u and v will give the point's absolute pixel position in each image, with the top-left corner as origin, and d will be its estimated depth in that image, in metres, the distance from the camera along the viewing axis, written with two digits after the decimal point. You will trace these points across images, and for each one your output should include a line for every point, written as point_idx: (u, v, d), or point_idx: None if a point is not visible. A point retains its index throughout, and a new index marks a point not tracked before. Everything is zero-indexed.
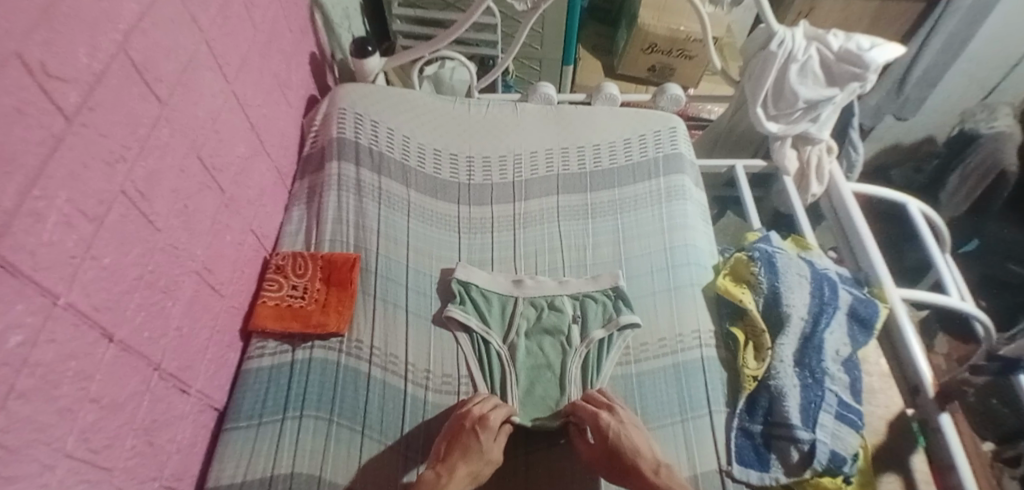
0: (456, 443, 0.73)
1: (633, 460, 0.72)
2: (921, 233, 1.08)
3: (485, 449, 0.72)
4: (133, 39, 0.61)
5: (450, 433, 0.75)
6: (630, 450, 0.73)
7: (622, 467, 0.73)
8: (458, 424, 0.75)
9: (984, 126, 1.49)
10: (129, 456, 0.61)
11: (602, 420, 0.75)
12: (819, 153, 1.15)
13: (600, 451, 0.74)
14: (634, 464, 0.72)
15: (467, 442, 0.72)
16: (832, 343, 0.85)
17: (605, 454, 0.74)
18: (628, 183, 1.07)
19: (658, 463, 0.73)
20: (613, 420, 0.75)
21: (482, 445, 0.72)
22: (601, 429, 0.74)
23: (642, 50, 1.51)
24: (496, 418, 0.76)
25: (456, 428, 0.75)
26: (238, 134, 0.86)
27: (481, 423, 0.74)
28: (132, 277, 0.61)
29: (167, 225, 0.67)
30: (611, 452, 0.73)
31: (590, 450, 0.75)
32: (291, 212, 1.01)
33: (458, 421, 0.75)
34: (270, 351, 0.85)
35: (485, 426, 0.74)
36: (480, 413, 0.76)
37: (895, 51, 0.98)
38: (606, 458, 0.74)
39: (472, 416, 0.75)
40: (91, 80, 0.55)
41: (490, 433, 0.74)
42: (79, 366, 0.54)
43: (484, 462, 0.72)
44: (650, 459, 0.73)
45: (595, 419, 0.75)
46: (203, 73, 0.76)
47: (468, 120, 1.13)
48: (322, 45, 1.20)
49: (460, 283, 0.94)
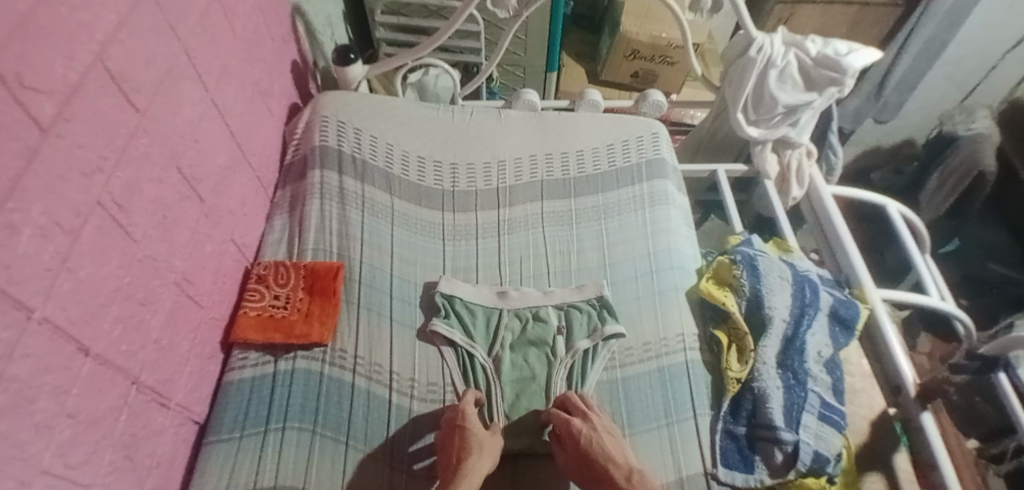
0: (456, 449, 0.73)
1: (606, 469, 0.73)
2: (900, 234, 1.09)
3: (484, 440, 0.75)
4: (110, 49, 0.60)
5: (451, 446, 0.74)
6: (601, 456, 0.73)
7: (594, 473, 0.73)
8: (448, 437, 0.76)
9: (962, 128, 1.51)
10: (108, 471, 0.60)
11: (573, 427, 0.75)
12: (799, 157, 1.16)
13: (575, 456, 0.75)
14: (606, 472, 0.73)
15: (470, 442, 0.73)
16: (814, 344, 0.87)
17: (582, 460, 0.74)
18: (612, 188, 1.07)
19: (631, 470, 0.73)
20: (586, 427, 0.75)
21: (479, 436, 0.74)
22: (574, 436, 0.75)
23: (625, 56, 1.52)
24: (468, 406, 0.79)
25: (454, 442, 0.74)
26: (218, 143, 0.85)
27: (464, 422, 0.76)
28: (109, 289, 0.60)
29: (145, 236, 0.67)
30: (585, 457, 0.74)
31: (567, 454, 0.76)
32: (273, 222, 1.00)
33: (451, 432, 0.76)
34: (251, 362, 0.84)
35: (470, 419, 0.77)
36: (460, 410, 0.78)
37: (871, 57, 1.01)
38: (579, 463, 0.74)
39: (454, 416, 0.78)
40: (66, 91, 0.54)
41: (478, 423, 0.77)
42: (55, 381, 0.53)
43: (489, 446, 0.75)
44: (623, 468, 0.73)
45: (566, 426, 0.76)
46: (182, 83, 0.75)
47: (452, 126, 1.13)
48: (304, 53, 1.19)
49: (444, 297, 0.93)
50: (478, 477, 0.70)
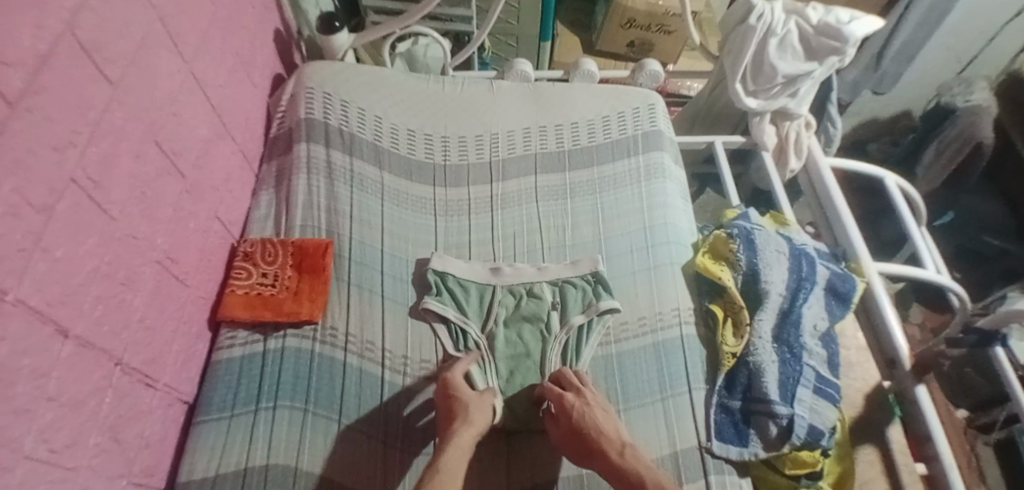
0: (450, 419, 0.72)
1: (598, 442, 0.72)
2: (897, 206, 1.08)
3: (473, 405, 0.74)
4: (80, 18, 0.57)
5: (442, 416, 0.74)
6: (594, 430, 0.73)
7: (586, 446, 0.73)
8: (438, 408, 0.75)
9: (960, 99, 1.48)
10: (94, 454, 0.59)
11: (566, 401, 0.75)
12: (797, 129, 1.14)
13: (567, 431, 0.74)
14: (600, 446, 0.72)
15: (462, 411, 0.73)
16: (810, 317, 0.86)
17: (573, 434, 0.74)
18: (607, 161, 1.05)
19: (623, 445, 0.72)
20: (579, 402, 0.75)
21: (468, 400, 0.74)
22: (567, 411, 0.74)
23: (621, 25, 1.47)
24: (461, 368, 0.79)
25: (446, 412, 0.74)
26: (198, 116, 0.82)
27: (452, 389, 0.76)
28: (88, 269, 0.58)
29: (124, 213, 0.64)
30: (576, 431, 0.73)
31: (560, 431, 0.75)
32: (259, 197, 0.98)
33: (441, 404, 0.75)
34: (240, 342, 0.82)
35: (458, 387, 0.76)
36: (447, 379, 0.77)
37: (873, 26, 0.98)
38: (573, 439, 0.74)
39: (443, 387, 0.77)
40: (34, 62, 0.51)
41: (468, 391, 0.76)
42: (34, 363, 0.51)
43: (479, 409, 0.74)
44: (616, 443, 0.72)
45: (560, 401, 0.76)
46: (159, 52, 0.72)
47: (442, 99, 1.10)
48: (288, 22, 1.15)
49: (437, 274, 0.91)
50: (467, 442, 0.69)
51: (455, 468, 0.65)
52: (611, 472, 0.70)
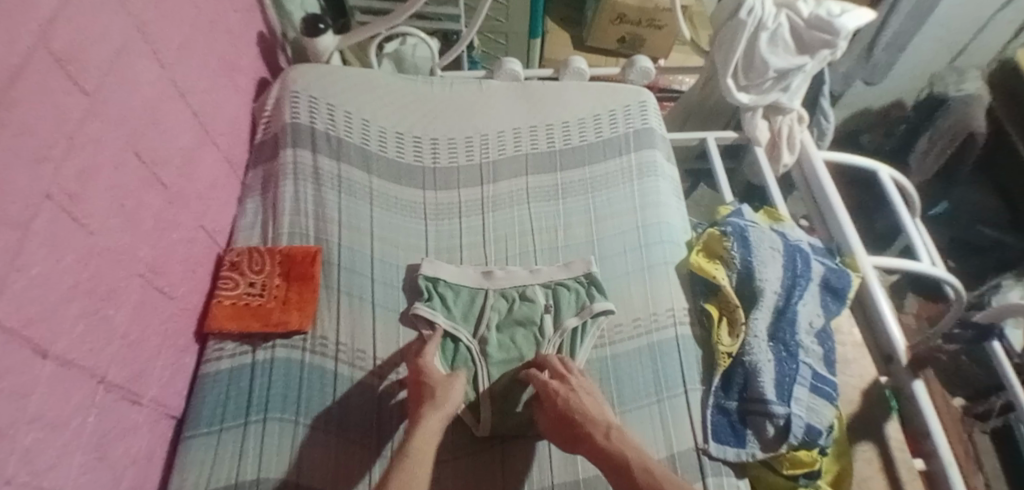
0: (423, 402, 0.72)
1: (584, 425, 0.71)
2: (891, 198, 1.07)
3: (441, 387, 0.74)
4: (53, 29, 0.55)
5: (414, 397, 0.74)
6: (579, 413, 0.72)
7: (572, 431, 0.72)
8: (409, 392, 0.76)
9: (952, 89, 1.46)
10: (79, 474, 0.58)
11: (551, 387, 0.75)
12: (790, 123, 1.13)
13: (554, 417, 0.74)
14: (584, 427, 0.71)
15: (436, 396, 0.73)
16: (805, 315, 0.85)
17: (561, 418, 0.73)
18: (599, 160, 1.04)
19: (609, 426, 0.71)
20: (563, 388, 0.75)
21: (437, 383, 0.74)
22: (552, 397, 0.74)
23: (611, 21, 1.46)
24: (430, 352, 0.80)
25: (416, 397, 0.74)
26: (180, 124, 0.80)
27: (422, 374, 0.76)
28: (67, 285, 0.57)
29: (104, 227, 0.63)
30: (563, 415, 0.73)
31: (547, 418, 0.75)
32: (245, 204, 0.96)
33: (412, 390, 0.75)
34: (228, 354, 0.81)
35: (428, 369, 0.76)
36: (418, 363, 0.78)
37: (865, 18, 0.97)
38: (559, 423, 0.73)
39: (414, 373, 0.77)
40: (7, 75, 0.49)
41: (439, 373, 0.77)
42: (14, 385, 0.49)
43: (448, 390, 0.74)
44: (601, 425, 0.71)
45: (544, 387, 0.76)
46: (137, 60, 0.70)
47: (431, 100, 1.09)
48: (271, 24, 1.13)
49: (427, 279, 0.90)
50: (435, 423, 0.69)
51: (425, 451, 0.65)
52: (596, 455, 0.68)
